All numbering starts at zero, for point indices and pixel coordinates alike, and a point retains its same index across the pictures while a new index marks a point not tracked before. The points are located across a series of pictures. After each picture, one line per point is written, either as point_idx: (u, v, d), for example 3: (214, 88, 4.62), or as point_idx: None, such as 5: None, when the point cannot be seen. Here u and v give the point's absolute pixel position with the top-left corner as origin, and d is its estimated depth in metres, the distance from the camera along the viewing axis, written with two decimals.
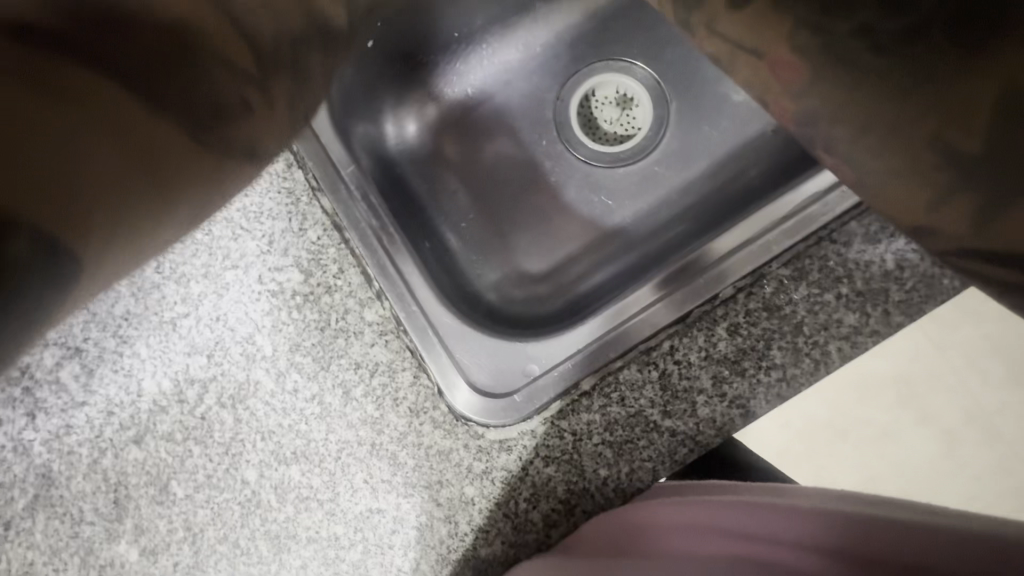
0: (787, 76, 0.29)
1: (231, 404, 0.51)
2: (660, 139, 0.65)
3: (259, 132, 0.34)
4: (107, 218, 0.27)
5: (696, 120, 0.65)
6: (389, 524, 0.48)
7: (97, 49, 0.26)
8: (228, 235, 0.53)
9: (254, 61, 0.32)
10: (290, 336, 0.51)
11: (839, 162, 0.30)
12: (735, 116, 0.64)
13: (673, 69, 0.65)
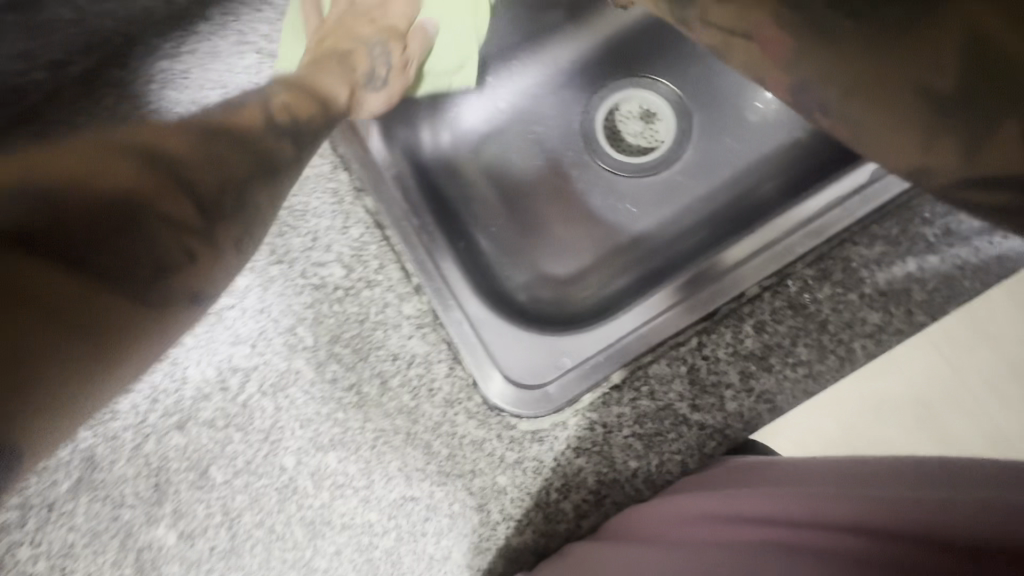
0: (778, 51, 0.37)
1: (272, 392, 0.53)
2: (682, 151, 0.68)
3: (201, 282, 0.37)
4: (54, 377, 0.31)
5: (717, 134, 0.68)
6: (423, 512, 0.49)
7: (67, 254, 0.32)
8: (274, 231, 0.55)
9: (196, 216, 0.37)
10: (331, 328, 0.53)
11: (835, 122, 0.37)
12: (754, 131, 0.67)
13: (695, 85, 0.69)
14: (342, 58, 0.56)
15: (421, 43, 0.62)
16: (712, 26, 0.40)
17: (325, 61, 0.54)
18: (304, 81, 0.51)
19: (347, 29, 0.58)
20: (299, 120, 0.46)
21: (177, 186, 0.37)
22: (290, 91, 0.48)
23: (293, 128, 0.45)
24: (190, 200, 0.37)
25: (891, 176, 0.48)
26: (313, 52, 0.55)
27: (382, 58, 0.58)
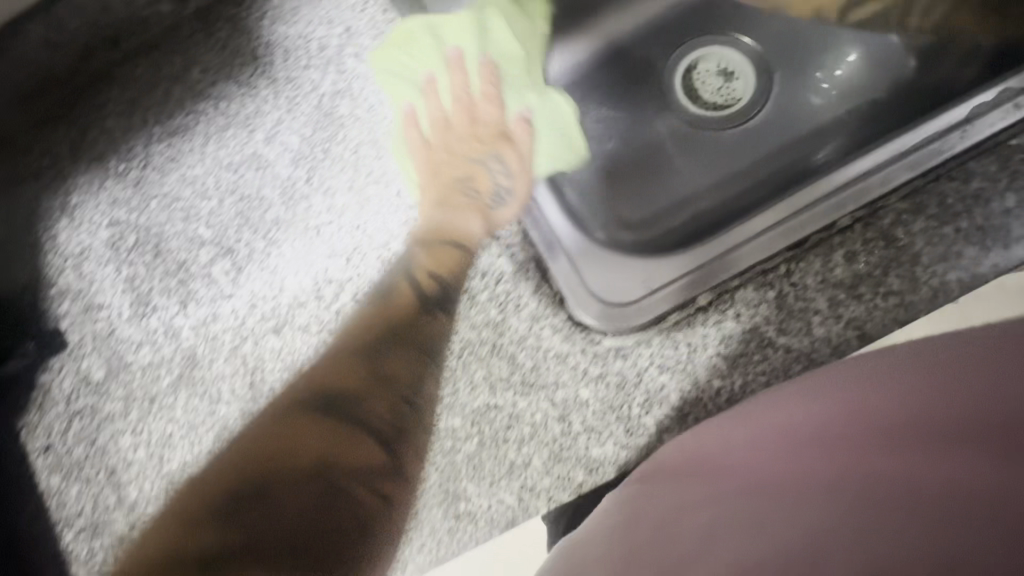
0: None
1: (364, 303, 0.56)
2: (762, 106, 0.69)
3: (398, 490, 0.51)
4: None
5: (798, 89, 0.68)
6: (505, 420, 0.51)
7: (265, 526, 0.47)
8: (374, 155, 0.60)
9: (387, 462, 0.51)
10: (423, 245, 0.57)
11: None
12: (837, 87, 0.67)
13: (779, 39, 0.69)
14: (462, 236, 0.58)
15: (529, 133, 0.64)
16: None
17: (460, 211, 0.60)
18: (447, 229, 0.59)
19: (452, 176, 0.64)
20: (447, 289, 0.55)
21: (330, 430, 0.51)
22: (450, 225, 0.59)
23: (441, 298, 0.55)
24: (385, 401, 0.53)
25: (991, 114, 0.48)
26: (436, 194, 0.61)
27: (502, 170, 0.63)
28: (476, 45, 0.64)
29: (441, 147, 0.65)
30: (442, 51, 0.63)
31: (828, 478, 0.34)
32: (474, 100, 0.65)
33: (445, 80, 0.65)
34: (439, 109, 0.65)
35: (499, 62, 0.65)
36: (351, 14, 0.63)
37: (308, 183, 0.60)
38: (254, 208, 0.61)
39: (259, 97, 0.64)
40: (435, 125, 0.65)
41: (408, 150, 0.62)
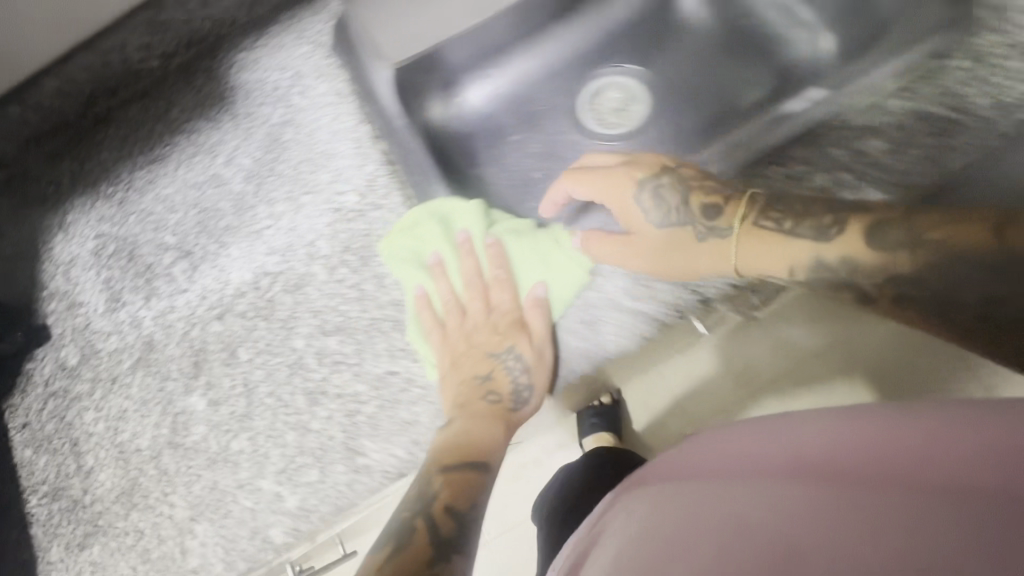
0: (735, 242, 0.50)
1: (293, 290, 0.66)
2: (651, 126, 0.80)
3: None
4: None
5: (678, 112, 0.80)
6: (402, 383, 0.59)
7: None
8: (309, 170, 0.71)
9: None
10: (343, 241, 0.66)
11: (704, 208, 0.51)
12: (711, 112, 0.79)
13: (663, 75, 0.82)
14: (479, 450, 0.53)
15: (543, 315, 0.58)
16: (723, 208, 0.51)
17: (478, 420, 0.55)
18: (462, 438, 0.53)
19: (471, 374, 0.57)
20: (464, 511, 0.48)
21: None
22: (464, 432, 0.54)
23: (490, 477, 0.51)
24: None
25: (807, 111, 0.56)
26: (458, 389, 0.57)
27: (517, 364, 0.57)
28: (484, 228, 0.60)
29: (458, 335, 0.59)
30: (452, 240, 0.60)
31: (851, 470, 0.34)
32: (485, 279, 0.61)
33: (451, 265, 0.61)
34: (451, 291, 0.61)
35: (508, 241, 0.60)
36: (299, 62, 0.77)
37: (256, 195, 0.72)
38: (212, 218, 0.72)
39: (223, 129, 0.77)
40: (449, 309, 0.60)
41: (422, 336, 0.59)
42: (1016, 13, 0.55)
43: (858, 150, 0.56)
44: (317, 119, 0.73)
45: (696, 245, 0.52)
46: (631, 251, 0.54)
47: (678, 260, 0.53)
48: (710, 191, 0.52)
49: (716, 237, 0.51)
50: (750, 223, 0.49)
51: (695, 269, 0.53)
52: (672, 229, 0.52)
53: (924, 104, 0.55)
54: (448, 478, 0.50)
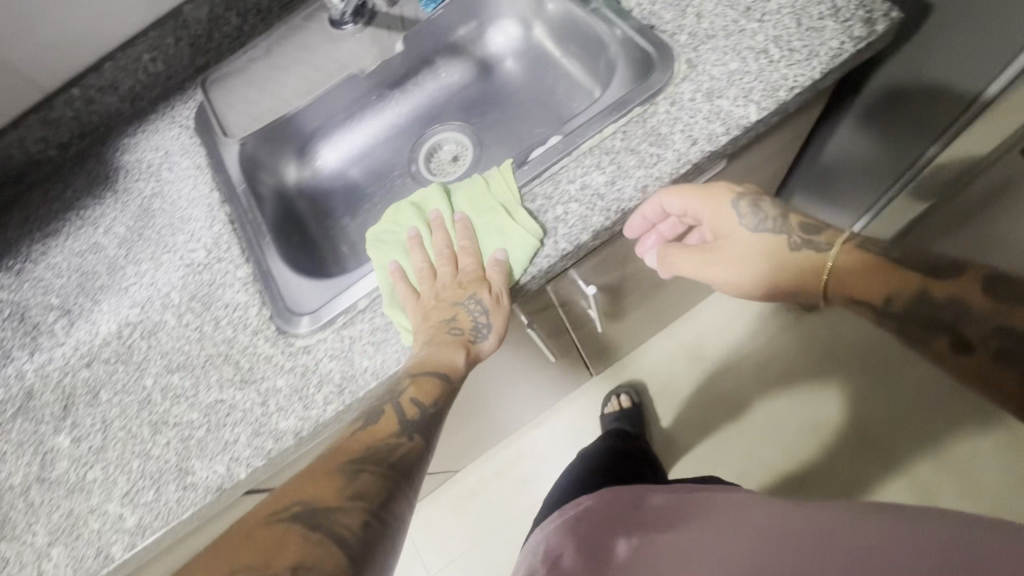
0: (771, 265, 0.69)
1: (148, 336, 0.76)
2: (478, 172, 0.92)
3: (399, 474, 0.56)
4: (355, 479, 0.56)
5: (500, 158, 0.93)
6: (226, 409, 0.68)
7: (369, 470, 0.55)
8: (170, 232, 0.83)
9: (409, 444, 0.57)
10: (191, 290, 0.77)
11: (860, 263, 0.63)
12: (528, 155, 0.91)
13: (490, 127, 0.95)
14: (445, 368, 0.61)
15: (502, 274, 0.64)
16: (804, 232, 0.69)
17: (442, 347, 0.62)
18: (426, 361, 0.61)
19: (438, 320, 0.63)
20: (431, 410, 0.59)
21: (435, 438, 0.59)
22: (433, 358, 0.61)
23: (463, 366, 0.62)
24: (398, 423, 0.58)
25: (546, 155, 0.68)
26: (425, 330, 0.63)
27: (478, 308, 0.63)
28: (453, 207, 0.72)
29: (429, 296, 0.66)
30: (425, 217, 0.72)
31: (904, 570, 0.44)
32: (453, 248, 0.69)
33: (427, 240, 0.71)
34: (421, 259, 0.69)
35: (472, 216, 0.70)
36: (169, 142, 0.91)
37: (126, 258, 0.83)
38: (90, 280, 0.84)
39: (105, 204, 0.90)
40: (421, 277, 0.68)
41: (397, 306, 0.66)
42: (703, 65, 0.68)
43: (588, 182, 0.67)
44: (179, 189, 0.86)
45: (788, 254, 0.69)
46: (702, 261, 0.72)
47: (714, 268, 0.72)
48: (794, 230, 0.69)
49: (805, 259, 0.67)
50: (849, 263, 0.64)
51: (742, 281, 0.72)
52: (765, 237, 0.70)
53: (636, 141, 0.67)
54: (417, 384, 0.60)
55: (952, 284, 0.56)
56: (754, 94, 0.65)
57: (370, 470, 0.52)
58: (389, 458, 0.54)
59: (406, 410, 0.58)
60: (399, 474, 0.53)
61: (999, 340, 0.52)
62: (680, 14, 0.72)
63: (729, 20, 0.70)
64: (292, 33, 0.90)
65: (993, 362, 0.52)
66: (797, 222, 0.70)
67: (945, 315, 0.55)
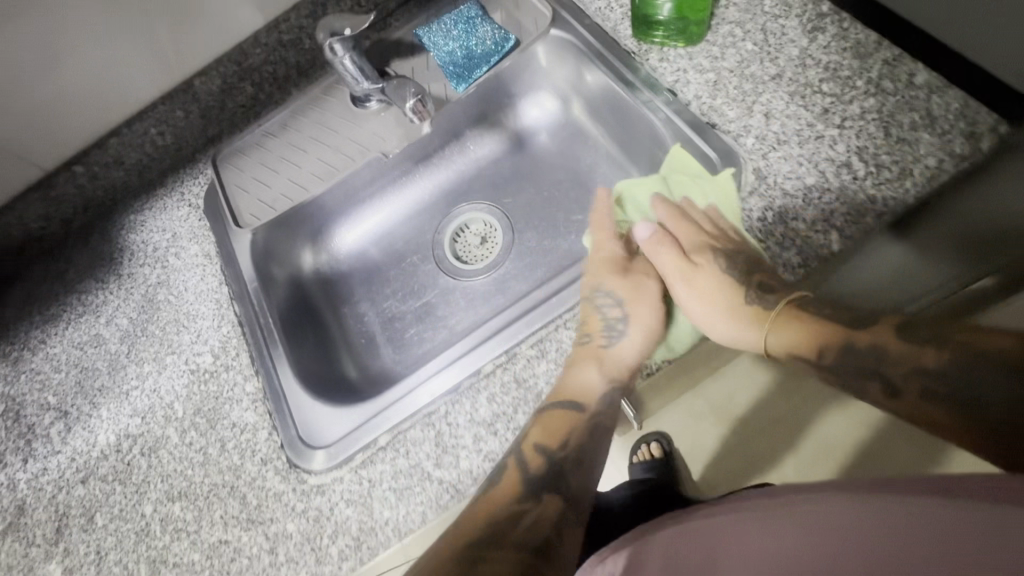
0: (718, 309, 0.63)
1: (148, 452, 0.70)
2: (507, 258, 0.85)
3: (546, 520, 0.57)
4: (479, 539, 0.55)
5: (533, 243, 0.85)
6: (231, 553, 0.62)
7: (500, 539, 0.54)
8: (175, 329, 0.76)
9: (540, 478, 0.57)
10: (196, 402, 0.71)
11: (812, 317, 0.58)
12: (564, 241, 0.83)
13: (522, 208, 0.88)
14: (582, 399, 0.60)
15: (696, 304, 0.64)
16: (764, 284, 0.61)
17: (577, 364, 0.61)
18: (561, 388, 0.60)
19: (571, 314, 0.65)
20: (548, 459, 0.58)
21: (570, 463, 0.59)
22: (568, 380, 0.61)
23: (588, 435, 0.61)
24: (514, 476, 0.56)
25: None
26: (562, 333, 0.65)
27: (609, 301, 0.64)
28: (663, 187, 0.70)
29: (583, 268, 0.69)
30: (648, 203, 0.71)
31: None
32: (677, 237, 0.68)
33: (622, 208, 0.73)
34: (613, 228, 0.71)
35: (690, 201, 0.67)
36: (178, 223, 0.84)
37: (128, 356, 0.77)
38: (88, 378, 0.78)
39: (108, 289, 0.83)
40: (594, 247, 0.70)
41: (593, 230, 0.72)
42: (774, 177, 0.60)
43: None
44: (186, 279, 0.79)
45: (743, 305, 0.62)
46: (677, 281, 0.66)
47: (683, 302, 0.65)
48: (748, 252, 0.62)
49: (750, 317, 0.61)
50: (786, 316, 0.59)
51: (699, 320, 0.64)
52: (726, 282, 0.63)
53: None
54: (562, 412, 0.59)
55: (865, 344, 0.55)
56: (834, 218, 0.58)
57: (529, 510, 0.56)
58: (541, 491, 0.57)
59: (531, 461, 0.57)
60: (576, 509, 0.58)
61: (923, 383, 0.51)
62: (745, 113, 0.64)
63: (803, 122, 0.62)
64: (310, 109, 0.82)
65: (954, 426, 0.49)
66: (762, 278, 0.61)
67: (872, 366, 0.54)
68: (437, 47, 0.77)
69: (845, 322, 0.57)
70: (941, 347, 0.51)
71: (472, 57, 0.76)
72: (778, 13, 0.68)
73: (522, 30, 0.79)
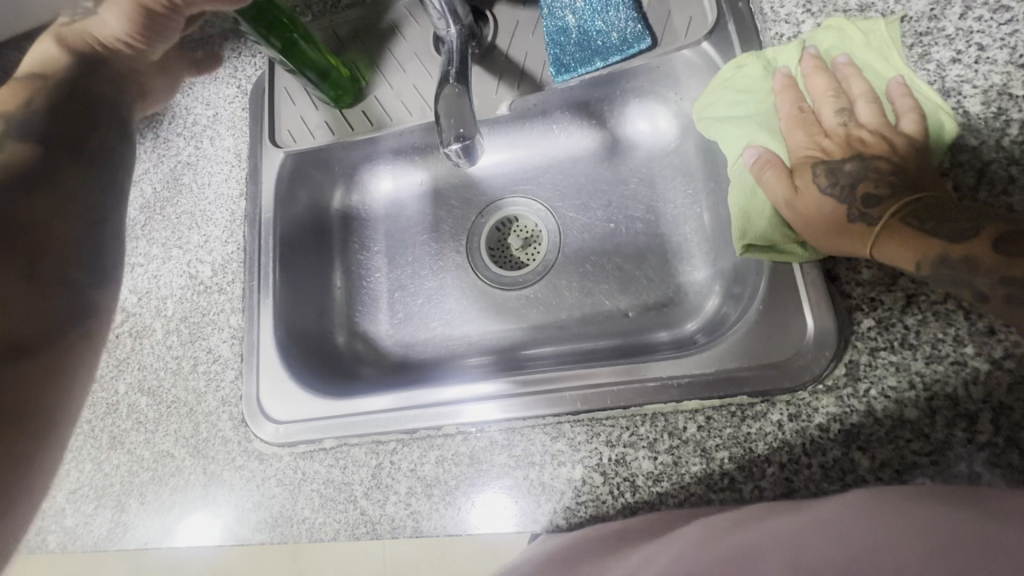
0: (774, 171, 0.52)
1: (134, 336, 0.71)
2: (541, 281, 0.71)
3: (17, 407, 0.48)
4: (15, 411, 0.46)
5: (583, 263, 0.70)
6: (173, 468, 0.64)
7: None
8: (188, 223, 0.74)
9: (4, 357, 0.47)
10: (185, 309, 0.70)
11: (898, 233, 0.45)
12: (613, 285, 0.68)
13: (587, 230, 0.71)
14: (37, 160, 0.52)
15: (772, 170, 0.52)
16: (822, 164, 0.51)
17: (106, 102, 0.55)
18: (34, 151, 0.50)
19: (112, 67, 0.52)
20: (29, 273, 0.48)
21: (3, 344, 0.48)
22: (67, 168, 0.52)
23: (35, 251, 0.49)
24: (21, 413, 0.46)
25: (590, 396, 0.54)
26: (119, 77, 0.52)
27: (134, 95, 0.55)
28: (813, 39, 0.55)
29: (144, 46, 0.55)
30: (768, 77, 0.56)
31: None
32: (811, 112, 0.54)
33: (764, 58, 0.56)
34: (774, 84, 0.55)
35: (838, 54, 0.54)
36: (222, 104, 0.77)
37: (142, 228, 0.76)
38: None
39: (142, 145, 0.79)
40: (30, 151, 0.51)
41: (723, 92, 0.58)
42: (865, 379, 0.46)
43: (626, 461, 0.51)
44: (212, 173, 0.75)
45: (801, 169, 0.52)
46: (789, 177, 0.52)
47: (793, 208, 0.51)
48: (871, 136, 0.50)
49: (862, 227, 0.47)
50: (899, 219, 0.45)
51: (764, 179, 0.53)
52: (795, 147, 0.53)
53: (715, 441, 0.49)
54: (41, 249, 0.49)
55: (964, 245, 0.42)
56: (910, 476, 0.44)
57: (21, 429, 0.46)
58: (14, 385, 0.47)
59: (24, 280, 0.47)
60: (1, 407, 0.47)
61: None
62: (882, 285, 0.48)
63: (951, 333, 0.45)
64: (386, 30, 0.71)
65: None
66: (862, 187, 0.49)
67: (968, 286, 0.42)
68: (552, 16, 0.64)
69: (965, 232, 0.43)
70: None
71: (588, 45, 0.62)
72: (1019, 155, 0.47)
73: (668, 24, 0.61)
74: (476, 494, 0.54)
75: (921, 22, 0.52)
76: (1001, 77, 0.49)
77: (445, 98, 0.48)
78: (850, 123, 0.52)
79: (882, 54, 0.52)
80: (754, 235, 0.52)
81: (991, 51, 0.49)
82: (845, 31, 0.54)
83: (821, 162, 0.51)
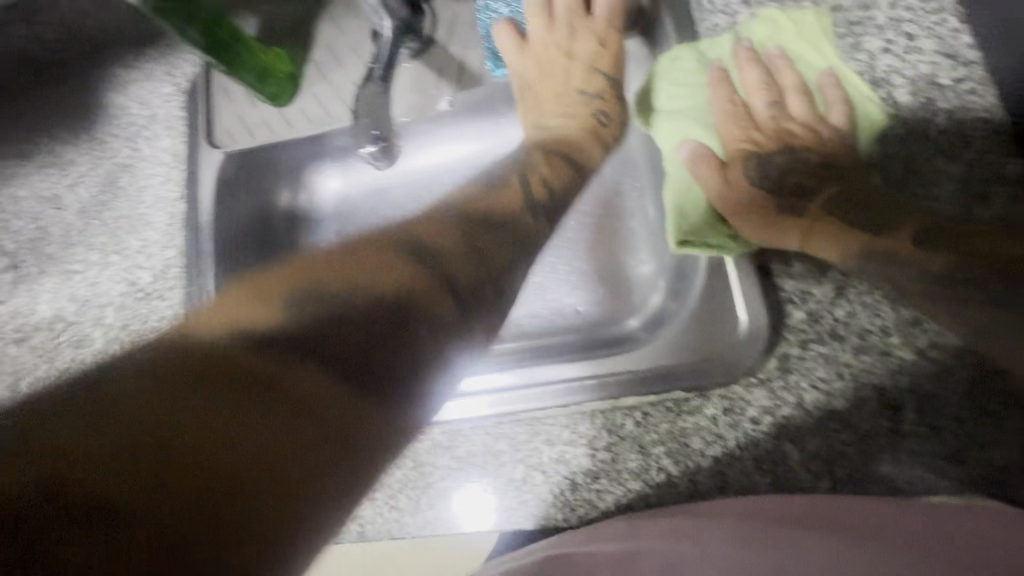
0: (711, 165, 0.53)
1: (73, 345, 0.69)
2: None
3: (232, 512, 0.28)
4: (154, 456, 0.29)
5: (534, 259, 0.70)
6: None
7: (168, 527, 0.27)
8: (126, 228, 0.71)
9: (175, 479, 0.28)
10: (125, 317, 0.68)
11: (822, 230, 0.48)
12: (564, 282, 0.68)
13: None
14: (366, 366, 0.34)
15: (708, 166, 0.53)
16: (756, 159, 0.54)
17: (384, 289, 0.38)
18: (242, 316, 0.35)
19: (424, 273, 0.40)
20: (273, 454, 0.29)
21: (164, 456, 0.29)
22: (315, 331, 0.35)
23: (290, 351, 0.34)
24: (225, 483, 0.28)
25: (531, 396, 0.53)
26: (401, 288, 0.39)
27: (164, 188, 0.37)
28: (747, 29, 0.55)
29: None
30: (704, 69, 0.56)
31: None
32: (743, 105, 0.56)
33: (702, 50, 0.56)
34: (712, 75, 0.55)
35: (769, 47, 0.55)
36: (159, 103, 0.74)
37: (80, 234, 0.74)
38: (43, 239, 0.75)
39: (77, 147, 0.77)
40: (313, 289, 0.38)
41: (665, 82, 0.56)
42: (796, 372, 0.47)
43: (566, 459, 0.51)
44: (151, 174, 0.72)
45: (734, 163, 0.54)
46: (722, 171, 0.53)
47: (727, 204, 0.52)
48: (800, 130, 0.53)
49: (792, 221, 0.49)
50: (825, 216, 0.48)
51: (701, 174, 0.53)
52: (730, 139, 0.55)
53: (652, 437, 0.49)
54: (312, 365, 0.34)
55: (886, 238, 0.46)
56: (837, 466, 0.44)
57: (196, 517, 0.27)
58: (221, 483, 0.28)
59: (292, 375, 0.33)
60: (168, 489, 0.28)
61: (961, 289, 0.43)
62: (813, 277, 0.48)
63: (877, 322, 0.46)
64: (324, 24, 0.70)
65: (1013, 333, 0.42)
66: (789, 179, 0.52)
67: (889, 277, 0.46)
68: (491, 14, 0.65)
69: (881, 227, 0.46)
70: (955, 249, 0.44)
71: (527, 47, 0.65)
72: (943, 146, 0.47)
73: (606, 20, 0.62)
74: (420, 497, 0.53)
75: (853, 12, 0.51)
76: (928, 67, 0.49)
77: (365, 97, 0.48)
78: (779, 116, 0.55)
79: (811, 46, 0.53)
80: (693, 227, 0.53)
81: (919, 40, 0.49)
82: (779, 20, 0.54)
83: (753, 156, 0.54)
